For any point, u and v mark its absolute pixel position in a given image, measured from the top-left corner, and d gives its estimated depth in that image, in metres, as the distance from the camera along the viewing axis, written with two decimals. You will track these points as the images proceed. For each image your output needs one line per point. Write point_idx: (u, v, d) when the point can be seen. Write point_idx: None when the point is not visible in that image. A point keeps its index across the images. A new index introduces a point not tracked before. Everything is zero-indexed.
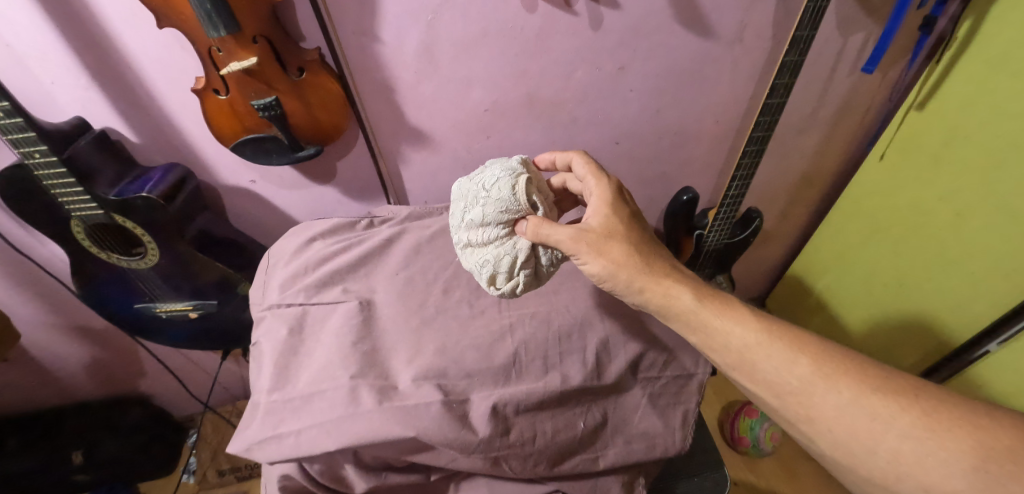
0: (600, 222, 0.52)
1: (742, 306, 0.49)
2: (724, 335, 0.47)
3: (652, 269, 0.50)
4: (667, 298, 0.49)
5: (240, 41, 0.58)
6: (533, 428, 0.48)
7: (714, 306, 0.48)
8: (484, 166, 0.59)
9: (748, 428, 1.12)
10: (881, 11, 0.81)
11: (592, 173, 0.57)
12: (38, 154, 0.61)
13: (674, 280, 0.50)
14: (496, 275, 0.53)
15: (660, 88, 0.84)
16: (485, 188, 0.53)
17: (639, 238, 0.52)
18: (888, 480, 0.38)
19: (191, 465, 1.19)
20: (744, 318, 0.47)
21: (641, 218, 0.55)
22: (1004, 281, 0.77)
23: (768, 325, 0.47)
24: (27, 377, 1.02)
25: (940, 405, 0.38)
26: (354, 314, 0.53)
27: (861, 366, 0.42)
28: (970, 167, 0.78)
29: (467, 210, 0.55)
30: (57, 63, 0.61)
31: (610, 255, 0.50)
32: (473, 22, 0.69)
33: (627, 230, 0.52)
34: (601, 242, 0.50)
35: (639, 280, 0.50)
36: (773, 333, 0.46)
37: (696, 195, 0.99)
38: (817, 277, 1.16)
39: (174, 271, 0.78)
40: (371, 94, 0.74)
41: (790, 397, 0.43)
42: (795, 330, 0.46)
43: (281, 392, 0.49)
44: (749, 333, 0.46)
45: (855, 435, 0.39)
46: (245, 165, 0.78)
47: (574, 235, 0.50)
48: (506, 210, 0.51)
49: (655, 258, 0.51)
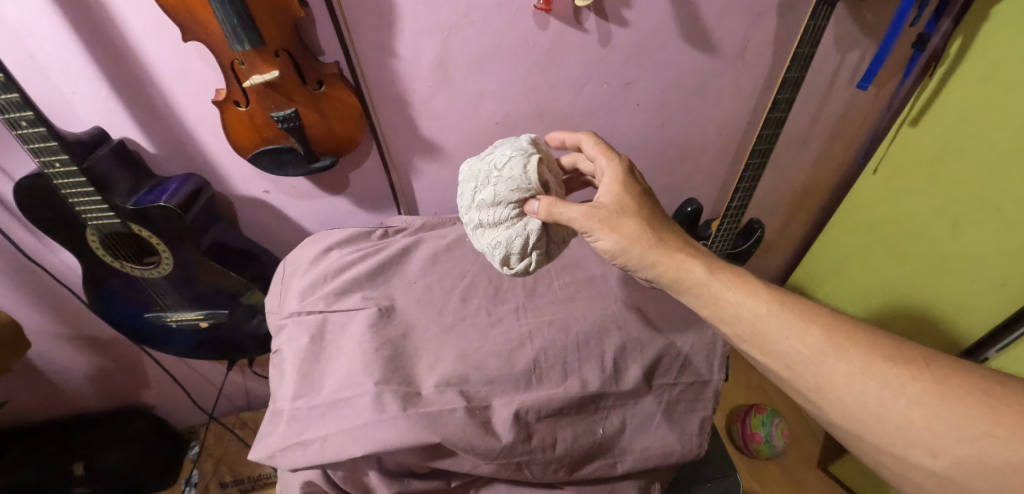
0: (612, 199, 0.53)
1: (755, 280, 0.49)
2: (736, 306, 0.47)
3: (665, 243, 0.51)
4: (678, 271, 0.50)
5: (263, 54, 0.59)
6: (553, 435, 0.48)
7: (728, 279, 0.49)
8: (494, 147, 0.61)
9: (760, 424, 1.13)
10: (877, 29, 0.85)
11: (603, 152, 0.58)
12: (58, 163, 0.62)
13: (687, 254, 0.51)
14: (509, 255, 0.56)
15: (666, 102, 0.87)
16: (497, 168, 0.55)
17: (650, 215, 0.53)
18: (897, 446, 0.39)
19: (193, 478, 1.17)
20: (756, 289, 0.48)
21: (652, 195, 0.56)
22: (1003, 291, 0.79)
23: (780, 298, 0.47)
24: (29, 387, 1.01)
25: (950, 372, 0.39)
26: (375, 322, 0.54)
27: (871, 336, 0.43)
28: (966, 173, 0.80)
29: (478, 191, 0.57)
30: (80, 74, 0.62)
31: (623, 230, 0.51)
32: (487, 38, 0.71)
33: (638, 206, 0.53)
34: (614, 218, 0.52)
35: (652, 254, 0.51)
36: (783, 304, 0.46)
37: (700, 207, 0.99)
38: (818, 286, 1.18)
39: (187, 281, 0.79)
40: (386, 107, 0.75)
41: (801, 367, 0.43)
42: (806, 302, 0.47)
43: (305, 399, 0.49)
44: (761, 304, 0.46)
45: (864, 401, 0.40)
46: (259, 175, 0.80)
47: (586, 212, 0.52)
48: (518, 189, 0.53)
49: (668, 234, 0.52)
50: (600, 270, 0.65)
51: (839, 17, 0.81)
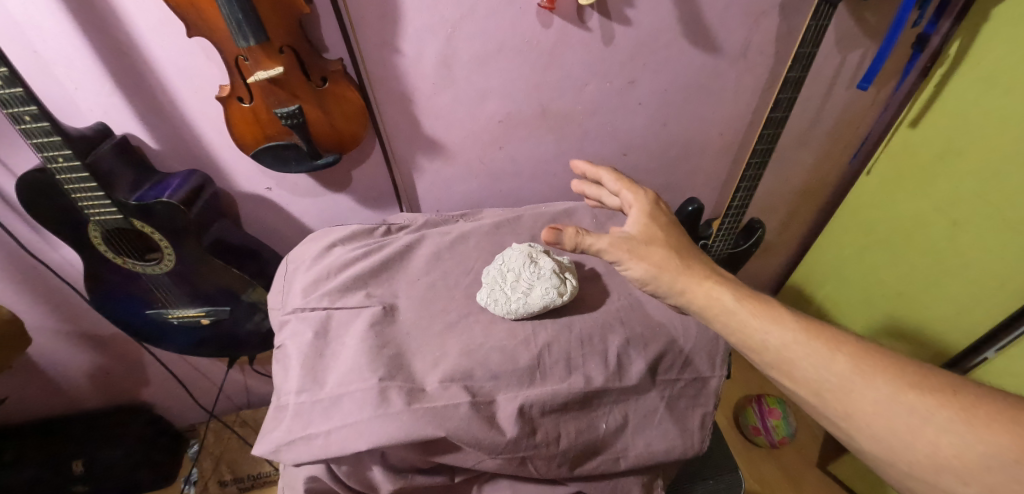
0: (640, 230, 0.55)
1: (780, 307, 0.49)
2: (762, 334, 0.47)
3: (692, 271, 0.52)
4: (704, 299, 0.51)
5: (268, 50, 0.59)
6: (557, 430, 0.48)
7: (756, 307, 0.49)
8: (487, 267, 0.62)
9: (775, 402, 1.19)
10: (877, 30, 0.85)
11: (626, 187, 0.60)
12: (62, 158, 0.62)
13: (715, 282, 0.51)
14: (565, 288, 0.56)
15: (668, 101, 0.87)
16: (512, 274, 0.58)
17: (678, 244, 0.54)
18: (928, 473, 0.38)
19: (192, 476, 1.17)
20: (780, 317, 0.47)
21: (677, 227, 0.57)
22: (1002, 290, 0.79)
23: (804, 325, 0.47)
24: (28, 384, 1.00)
25: (980, 401, 0.38)
26: (379, 318, 0.54)
27: (898, 363, 0.42)
28: (968, 177, 0.80)
29: (511, 291, 0.56)
30: (83, 70, 0.62)
31: (651, 259, 0.53)
32: (490, 37, 0.72)
33: (666, 237, 0.55)
34: (642, 247, 0.53)
35: (681, 282, 0.51)
36: (809, 331, 0.46)
37: (701, 206, 0.99)
38: (818, 286, 1.19)
39: (188, 277, 0.79)
40: (389, 104, 0.76)
41: (829, 394, 0.43)
42: (830, 329, 0.47)
43: (310, 394, 0.49)
44: (787, 332, 0.46)
45: (894, 430, 0.39)
46: (261, 172, 0.80)
47: (615, 241, 0.53)
48: (542, 272, 0.57)
49: (695, 263, 0.53)
50: (602, 267, 0.65)
51: (840, 17, 0.82)
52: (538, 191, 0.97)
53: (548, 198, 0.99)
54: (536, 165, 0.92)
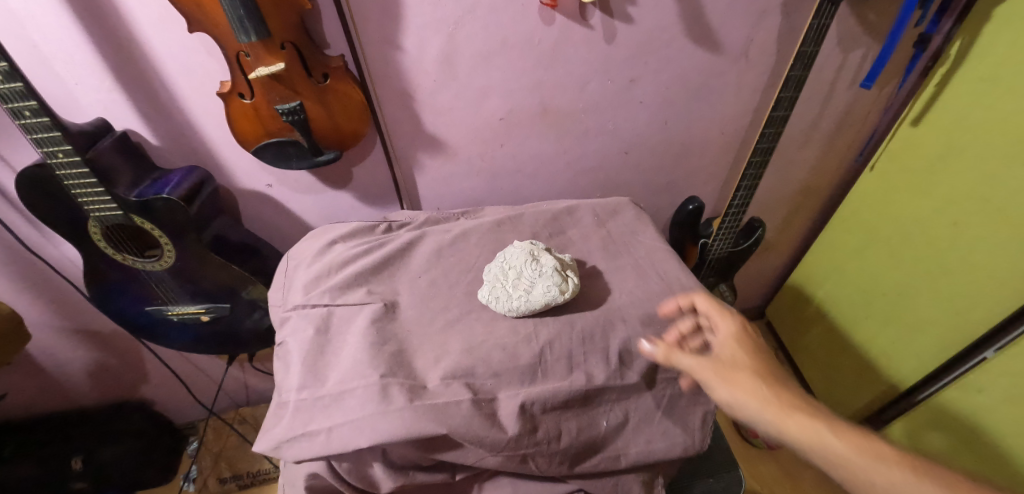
0: (727, 355, 0.48)
1: (886, 444, 0.41)
2: (864, 477, 0.39)
3: (787, 405, 0.43)
4: (800, 437, 0.42)
5: (269, 46, 0.59)
6: (558, 427, 0.48)
7: (861, 448, 0.40)
8: (489, 263, 0.62)
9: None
10: (879, 30, 0.85)
11: (714, 307, 0.53)
12: (62, 154, 0.62)
13: (812, 415, 0.43)
14: (567, 286, 0.56)
15: (669, 100, 0.87)
16: (514, 272, 0.58)
17: (773, 375, 0.46)
18: None
19: (191, 473, 1.17)
20: (887, 457, 0.39)
21: (772, 355, 0.49)
22: (1000, 290, 0.79)
23: (915, 465, 0.39)
24: (28, 380, 1.00)
25: None
26: (380, 315, 0.55)
27: None
28: (968, 176, 0.80)
29: (512, 289, 0.57)
30: (84, 65, 0.62)
31: (740, 390, 0.45)
32: (492, 34, 0.71)
33: (759, 365, 0.47)
34: (730, 376, 0.46)
35: (775, 420, 0.43)
36: (922, 475, 0.38)
37: (702, 205, 1.02)
38: (818, 285, 1.20)
39: (188, 274, 0.78)
40: (391, 101, 0.75)
41: None
42: (945, 469, 0.39)
43: (311, 391, 0.49)
44: (896, 476, 0.38)
45: None
46: (262, 169, 0.79)
47: (702, 366, 0.47)
48: (543, 271, 0.57)
49: (791, 395, 0.44)
50: (604, 265, 0.65)
51: (841, 17, 0.81)
52: (538, 190, 0.97)
53: (549, 196, 0.99)
54: (537, 162, 0.92)
